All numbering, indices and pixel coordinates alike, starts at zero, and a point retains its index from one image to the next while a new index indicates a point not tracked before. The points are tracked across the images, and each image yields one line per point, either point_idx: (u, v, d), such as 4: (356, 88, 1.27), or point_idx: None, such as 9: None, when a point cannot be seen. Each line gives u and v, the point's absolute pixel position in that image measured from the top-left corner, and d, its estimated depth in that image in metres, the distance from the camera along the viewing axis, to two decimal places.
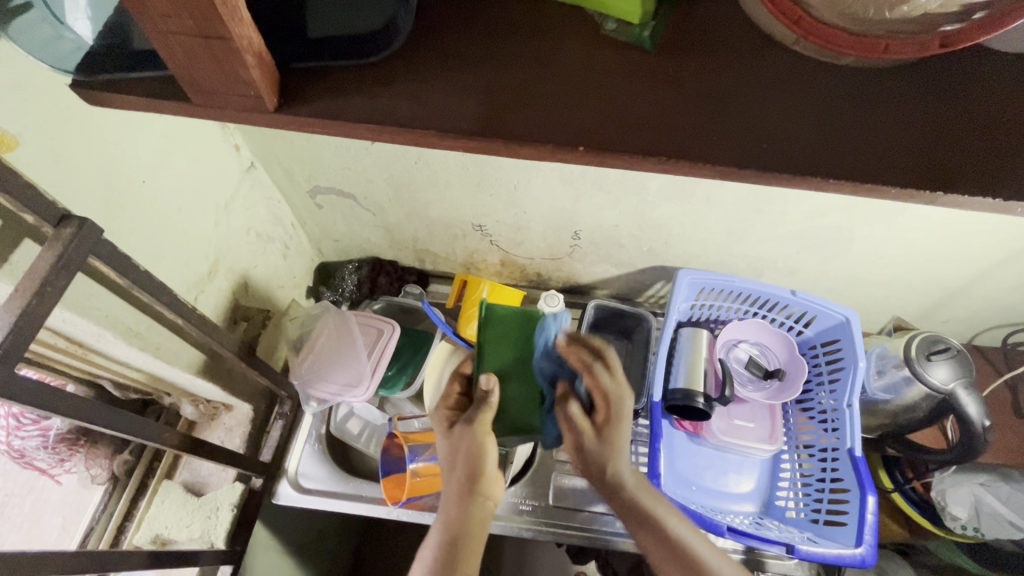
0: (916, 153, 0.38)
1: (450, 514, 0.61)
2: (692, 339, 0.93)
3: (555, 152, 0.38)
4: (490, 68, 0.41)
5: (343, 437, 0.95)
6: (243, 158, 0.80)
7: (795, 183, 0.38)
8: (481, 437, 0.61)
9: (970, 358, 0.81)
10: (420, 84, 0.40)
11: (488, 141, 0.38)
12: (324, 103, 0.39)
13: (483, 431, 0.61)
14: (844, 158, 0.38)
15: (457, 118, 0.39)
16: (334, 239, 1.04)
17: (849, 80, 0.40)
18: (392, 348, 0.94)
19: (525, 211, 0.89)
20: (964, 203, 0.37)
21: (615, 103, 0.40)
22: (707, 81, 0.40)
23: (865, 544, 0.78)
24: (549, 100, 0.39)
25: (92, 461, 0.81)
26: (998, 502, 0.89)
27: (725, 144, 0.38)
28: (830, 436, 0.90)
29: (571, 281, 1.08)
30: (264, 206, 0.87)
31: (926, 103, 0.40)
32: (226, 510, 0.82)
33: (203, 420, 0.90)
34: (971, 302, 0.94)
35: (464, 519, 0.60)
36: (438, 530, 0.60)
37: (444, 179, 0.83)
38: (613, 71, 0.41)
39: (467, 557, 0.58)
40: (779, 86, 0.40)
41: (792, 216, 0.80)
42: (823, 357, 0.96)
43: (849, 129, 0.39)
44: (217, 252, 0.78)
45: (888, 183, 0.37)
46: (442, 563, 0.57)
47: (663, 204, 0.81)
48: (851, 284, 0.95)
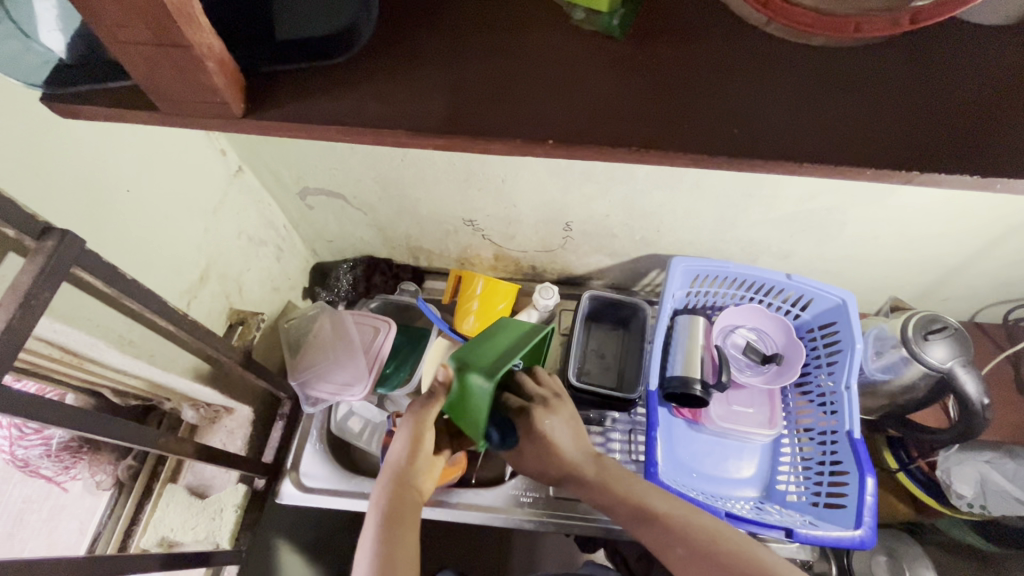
0: (893, 133, 0.37)
1: (385, 499, 0.63)
2: (689, 327, 0.94)
3: (525, 146, 0.38)
4: (459, 64, 0.40)
5: (344, 436, 0.97)
6: (230, 162, 0.80)
7: (769, 168, 0.38)
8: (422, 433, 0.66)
9: (968, 337, 0.80)
10: (389, 84, 0.40)
11: (457, 137, 0.38)
12: (293, 105, 0.39)
13: (424, 420, 0.66)
14: (817, 140, 0.37)
15: (425, 117, 0.38)
16: (327, 240, 1.05)
17: (823, 61, 0.40)
18: (388, 346, 0.97)
19: (514, 205, 0.88)
20: (941, 180, 0.37)
21: (586, 92, 0.39)
22: (676, 68, 0.40)
23: (865, 526, 0.77)
24: (517, 95, 0.39)
25: (97, 468, 0.82)
26: (1004, 479, 0.90)
27: (695, 131, 0.38)
28: (829, 419, 0.90)
29: (565, 273, 1.08)
30: (254, 208, 0.87)
31: (900, 79, 0.39)
32: (229, 511, 0.84)
33: (204, 424, 0.91)
34: (971, 279, 0.93)
35: (401, 500, 0.63)
36: (377, 514, 0.62)
37: (432, 176, 0.83)
38: (580, 61, 0.40)
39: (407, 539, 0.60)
40: (755, 69, 0.40)
41: (783, 199, 0.79)
42: (821, 340, 0.95)
43: (821, 112, 0.38)
44: (208, 258, 0.78)
45: (862, 164, 0.36)
46: (380, 542, 0.60)
47: (653, 191, 0.81)
48: (848, 266, 0.95)
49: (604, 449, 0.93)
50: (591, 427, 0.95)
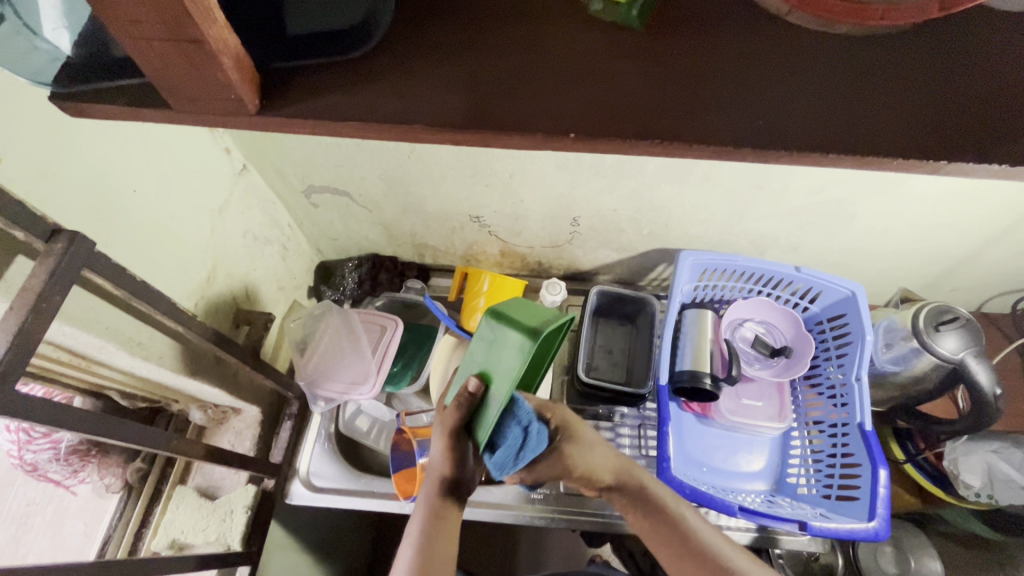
0: (919, 123, 0.37)
1: (430, 501, 0.61)
2: (697, 320, 0.94)
3: (545, 141, 0.37)
4: (478, 56, 0.39)
5: (352, 435, 0.97)
6: (234, 160, 0.79)
7: (793, 160, 0.37)
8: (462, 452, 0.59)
9: (979, 327, 0.80)
10: (405, 77, 0.39)
11: (476, 132, 0.37)
12: (308, 101, 0.38)
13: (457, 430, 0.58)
14: (842, 130, 0.37)
15: (443, 111, 0.38)
16: (331, 238, 1.04)
17: (845, 50, 0.39)
18: (395, 345, 0.97)
19: (522, 200, 0.88)
20: (969, 171, 0.36)
21: (606, 84, 0.38)
22: (698, 59, 0.39)
23: (878, 517, 0.77)
24: (536, 87, 0.38)
25: (105, 471, 0.81)
26: (1008, 468, 0.92)
27: (719, 123, 0.37)
28: (840, 411, 0.90)
29: (572, 268, 1.08)
30: (259, 207, 0.87)
31: (924, 67, 0.39)
32: (240, 513, 0.83)
33: (212, 425, 0.90)
34: (979, 270, 0.93)
35: (445, 504, 0.61)
36: (422, 513, 0.61)
37: (439, 172, 0.82)
38: (599, 53, 0.40)
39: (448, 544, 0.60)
40: (778, 59, 0.39)
41: (793, 191, 0.78)
42: (830, 332, 0.95)
43: (845, 102, 0.38)
44: (214, 258, 0.77)
45: (888, 155, 0.36)
46: (422, 543, 0.60)
47: (662, 185, 0.80)
48: (856, 257, 0.94)
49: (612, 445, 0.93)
50: (600, 423, 0.96)
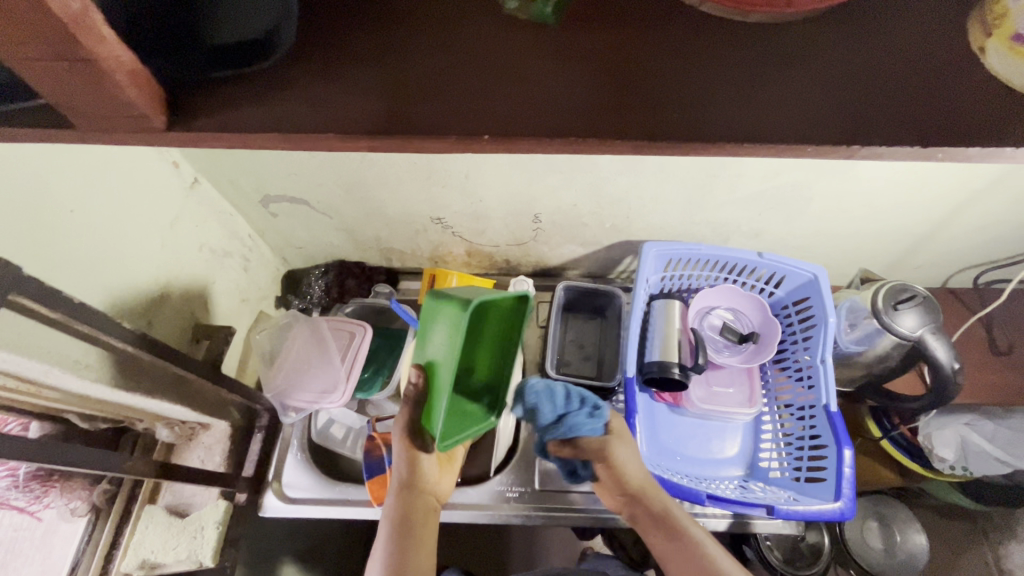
0: (831, 107, 0.37)
1: (396, 510, 0.66)
2: (665, 311, 0.95)
3: (460, 144, 0.37)
4: (393, 58, 0.38)
5: (326, 444, 0.97)
6: (184, 174, 0.78)
7: (710, 151, 0.37)
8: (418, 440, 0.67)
9: (937, 304, 0.80)
10: (317, 84, 0.38)
11: (391, 138, 0.37)
12: (219, 114, 0.38)
13: (416, 430, 0.67)
14: (757, 119, 0.37)
15: (356, 117, 0.37)
16: (296, 247, 1.03)
17: (760, 38, 0.39)
18: (365, 350, 0.96)
19: (481, 200, 0.87)
20: (882, 153, 0.37)
21: (516, 83, 0.38)
22: (616, 51, 0.39)
23: (844, 498, 0.78)
24: (454, 87, 0.38)
25: (70, 494, 0.79)
26: (985, 440, 1.04)
27: (634, 116, 0.37)
28: (807, 394, 0.90)
29: (540, 265, 1.08)
30: (215, 220, 0.86)
31: (841, 51, 0.38)
32: (211, 529, 0.82)
33: (181, 442, 0.90)
34: (939, 247, 0.94)
35: (409, 505, 0.66)
36: (388, 522, 0.65)
37: (394, 175, 0.82)
38: (514, 50, 0.39)
39: (418, 546, 0.62)
40: (695, 48, 0.39)
41: (747, 178, 0.78)
42: (796, 316, 0.96)
43: (760, 91, 0.38)
44: (168, 273, 0.76)
45: (801, 142, 0.36)
46: (393, 548, 0.61)
47: (618, 178, 0.80)
48: (818, 241, 0.95)
49: None
50: None
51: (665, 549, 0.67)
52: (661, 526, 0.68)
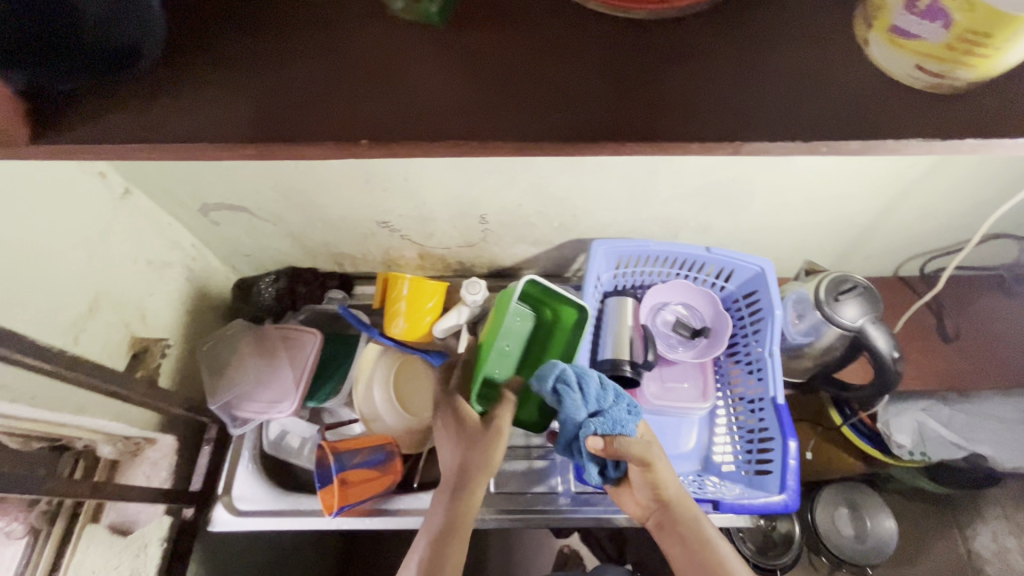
0: (714, 103, 0.37)
1: (443, 515, 0.69)
2: (617, 308, 0.94)
3: (338, 150, 0.36)
4: (271, 63, 0.38)
5: (280, 453, 0.97)
6: (113, 185, 0.76)
7: (596, 151, 0.36)
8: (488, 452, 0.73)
9: (877, 294, 0.81)
10: (192, 91, 0.37)
11: (267, 145, 0.36)
12: (89, 124, 0.36)
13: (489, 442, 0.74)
14: (642, 118, 0.36)
15: (231, 125, 0.36)
16: (243, 254, 1.01)
17: (648, 34, 0.39)
18: (315, 357, 0.96)
19: (425, 202, 0.86)
20: (766, 149, 0.36)
21: (399, 88, 0.37)
22: (500, 51, 0.38)
23: (788, 489, 0.78)
24: (334, 92, 0.37)
25: (6, 517, 0.72)
26: (940, 425, 1.06)
27: (517, 118, 0.36)
28: (756, 387, 0.91)
29: (495, 265, 1.07)
30: (151, 230, 0.84)
31: (726, 47, 0.38)
32: (155, 547, 0.83)
33: (124, 458, 0.87)
34: (884, 237, 0.95)
35: (454, 514, 0.69)
36: (433, 525, 0.69)
37: (332, 180, 0.80)
38: (398, 52, 0.38)
39: (452, 553, 0.66)
40: (579, 46, 0.38)
41: (686, 174, 0.78)
42: (746, 309, 0.96)
43: (644, 89, 0.37)
44: (98, 288, 0.74)
45: (684, 140, 0.36)
46: (432, 549, 0.66)
47: (558, 177, 0.80)
48: (766, 234, 0.95)
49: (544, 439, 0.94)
50: None
51: (673, 550, 0.70)
52: (678, 533, 0.70)
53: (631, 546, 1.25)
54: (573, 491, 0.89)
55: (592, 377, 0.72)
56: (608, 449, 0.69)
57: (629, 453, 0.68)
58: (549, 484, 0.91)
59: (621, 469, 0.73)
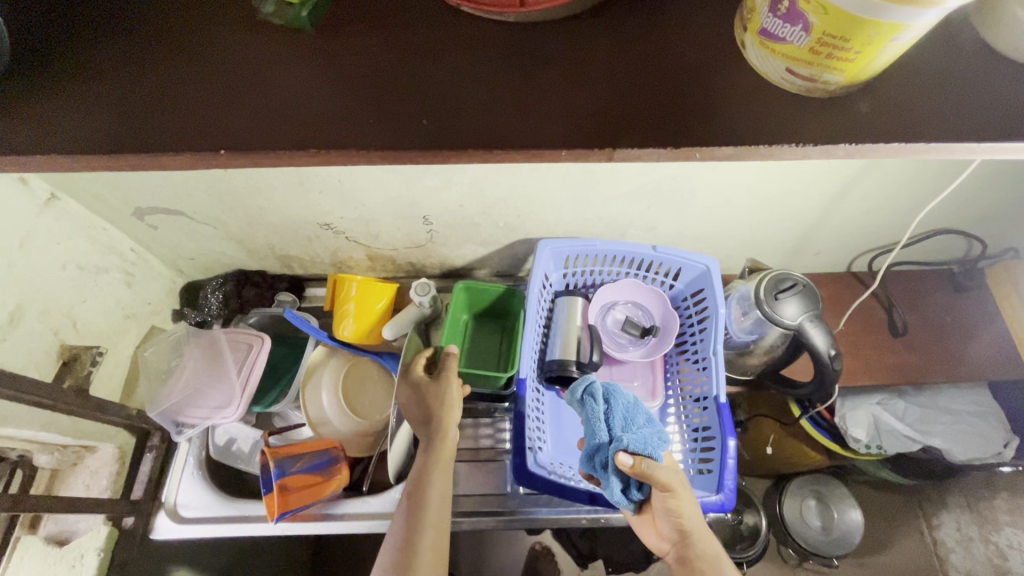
0: (588, 108, 0.36)
1: (407, 517, 0.70)
2: (567, 308, 0.94)
3: (199, 160, 0.35)
4: (133, 74, 0.37)
5: (227, 460, 0.94)
6: (36, 191, 0.74)
7: (467, 158, 0.36)
8: (443, 438, 0.74)
9: (816, 290, 0.81)
10: (47, 104, 0.36)
11: (124, 157, 0.35)
12: None
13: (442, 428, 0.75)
14: (511, 124, 0.36)
15: (87, 137, 0.35)
16: (188, 258, 0.99)
17: (524, 40, 0.38)
18: (261, 361, 0.94)
19: (365, 204, 0.85)
20: (641, 156, 0.36)
21: (265, 97, 0.36)
22: (370, 58, 0.37)
23: (725, 489, 0.78)
24: (195, 101, 0.36)
25: None
26: (896, 419, 1.05)
27: (384, 126, 0.35)
28: (701, 386, 0.91)
29: (447, 266, 1.06)
30: (82, 236, 0.82)
31: (602, 52, 0.38)
32: (92, 556, 0.81)
33: (63, 467, 0.85)
34: (831, 233, 0.95)
35: (419, 512, 0.70)
36: (398, 527, 0.70)
37: (265, 183, 0.79)
38: (266, 59, 0.37)
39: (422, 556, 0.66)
40: (453, 51, 0.38)
41: (624, 173, 0.78)
42: (694, 307, 0.96)
43: (516, 95, 0.36)
44: (21, 296, 0.72)
45: (554, 146, 0.35)
46: (398, 555, 0.67)
47: (494, 177, 0.79)
48: (713, 232, 0.95)
49: (494, 440, 0.94)
50: (480, 420, 0.95)
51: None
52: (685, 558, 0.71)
53: (601, 543, 1.27)
54: (522, 492, 0.89)
55: (621, 396, 0.73)
56: (636, 468, 0.66)
57: (655, 477, 0.66)
58: (498, 486, 0.90)
59: (645, 489, 0.70)
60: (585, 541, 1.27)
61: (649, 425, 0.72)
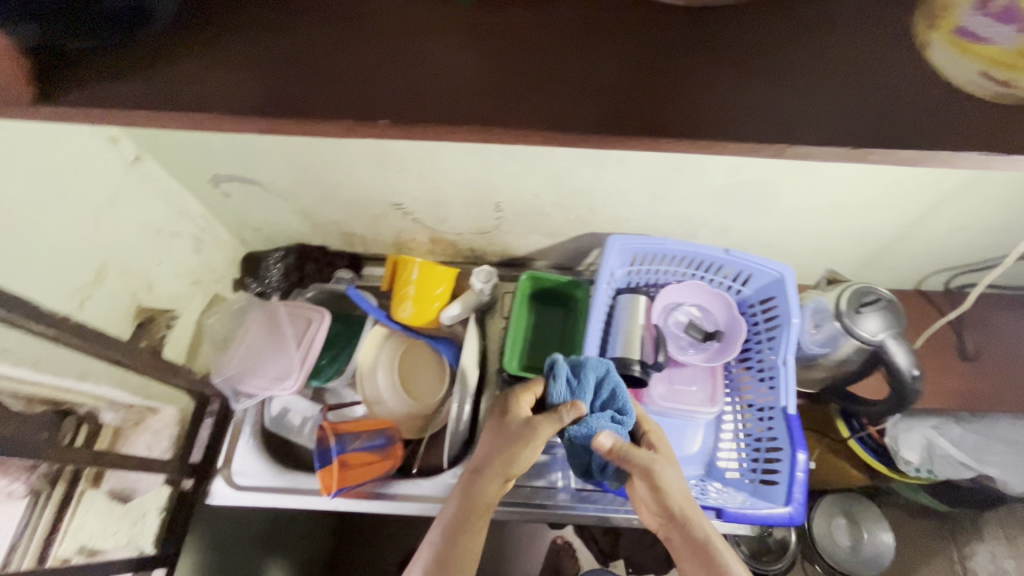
0: (758, 100, 0.34)
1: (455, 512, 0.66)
2: (630, 305, 0.92)
3: (356, 128, 0.34)
4: (289, 34, 0.36)
5: (281, 431, 0.96)
6: (124, 151, 0.74)
7: (628, 144, 0.34)
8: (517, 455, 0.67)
9: (901, 307, 0.78)
10: (203, 61, 0.35)
11: (280, 120, 0.34)
12: (96, 85, 0.34)
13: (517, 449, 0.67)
14: (677, 112, 0.34)
15: (244, 96, 0.34)
16: (253, 228, 0.99)
17: (689, 23, 0.36)
18: (321, 336, 0.95)
19: (440, 185, 0.84)
20: (812, 153, 0.34)
21: (423, 66, 0.35)
22: (531, 36, 0.36)
23: (794, 502, 0.77)
24: (353, 67, 0.35)
25: (9, 476, 0.70)
26: (951, 445, 0.97)
27: (547, 105, 0.34)
28: (767, 395, 0.89)
29: (507, 254, 1.05)
30: (161, 198, 0.82)
31: (771, 40, 0.36)
32: (153, 515, 0.84)
33: (126, 425, 0.84)
34: (910, 249, 0.92)
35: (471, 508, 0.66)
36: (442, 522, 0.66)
37: (346, 157, 0.78)
38: (424, 27, 0.36)
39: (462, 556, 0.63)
40: (614, 32, 0.36)
41: (712, 171, 0.76)
42: (762, 314, 0.94)
43: (682, 81, 0.35)
44: (105, 255, 0.73)
45: (724, 138, 0.33)
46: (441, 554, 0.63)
47: (577, 167, 0.77)
48: (787, 239, 0.92)
49: None
50: None
51: None
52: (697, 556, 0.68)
53: (623, 541, 1.26)
54: (574, 487, 0.88)
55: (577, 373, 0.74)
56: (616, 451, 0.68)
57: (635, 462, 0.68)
58: (550, 479, 0.89)
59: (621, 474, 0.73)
60: (607, 538, 1.27)
61: (606, 409, 0.73)
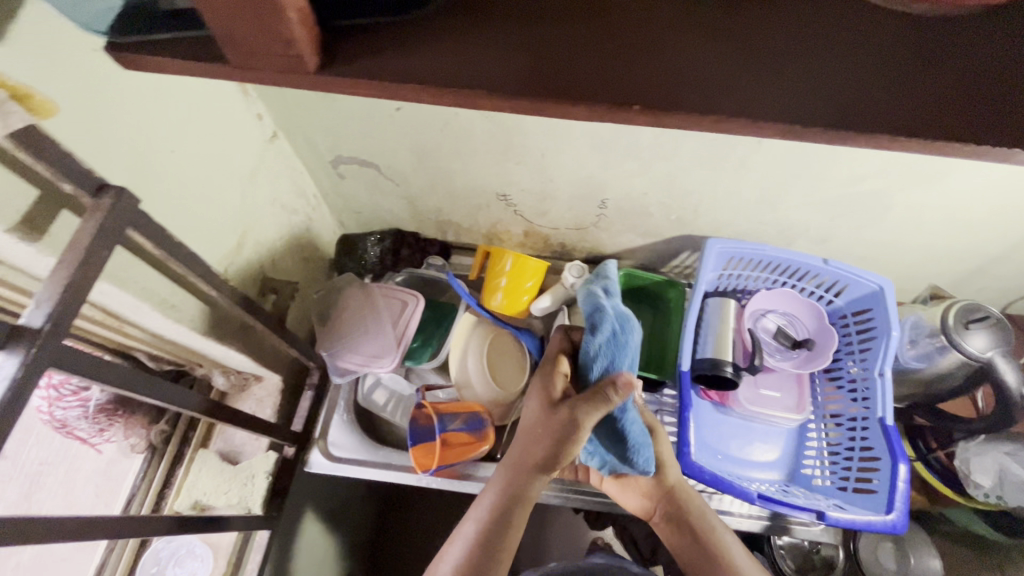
0: (993, 104, 0.36)
1: (505, 483, 0.66)
2: (719, 309, 0.92)
3: (607, 112, 0.37)
4: (541, 19, 0.38)
5: (371, 407, 0.98)
6: (266, 127, 0.78)
7: (862, 141, 0.36)
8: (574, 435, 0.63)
9: (1010, 326, 0.79)
10: (463, 41, 0.38)
11: (539, 99, 0.36)
12: (369, 59, 0.38)
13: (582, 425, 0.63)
14: (914, 111, 0.36)
15: (505, 74, 0.37)
16: (355, 210, 1.03)
17: (919, 29, 0.38)
18: (416, 318, 0.97)
19: (554, 179, 0.87)
20: None
21: (669, 56, 0.37)
22: (767, 35, 0.38)
23: (897, 510, 0.78)
24: (605, 53, 0.37)
25: (130, 431, 0.82)
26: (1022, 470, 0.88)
27: (790, 98, 0.36)
28: (859, 406, 0.90)
29: (595, 251, 1.07)
30: (287, 175, 0.86)
31: (1001, 48, 0.37)
32: (261, 478, 0.84)
33: (234, 391, 0.92)
34: (1011, 271, 0.92)
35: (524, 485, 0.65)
36: (493, 491, 0.66)
37: (471, 145, 0.81)
38: (666, 20, 0.38)
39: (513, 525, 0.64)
40: (846, 34, 0.38)
41: (831, 180, 0.77)
42: (854, 326, 0.95)
43: (916, 84, 0.37)
44: (244, 225, 0.77)
45: (960, 140, 0.35)
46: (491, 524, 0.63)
47: (696, 169, 0.79)
48: (885, 253, 0.93)
49: None
50: None
51: (680, 541, 0.77)
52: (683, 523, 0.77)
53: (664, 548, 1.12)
54: None
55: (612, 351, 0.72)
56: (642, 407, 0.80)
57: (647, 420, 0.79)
58: None
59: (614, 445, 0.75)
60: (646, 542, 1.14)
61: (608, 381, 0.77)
